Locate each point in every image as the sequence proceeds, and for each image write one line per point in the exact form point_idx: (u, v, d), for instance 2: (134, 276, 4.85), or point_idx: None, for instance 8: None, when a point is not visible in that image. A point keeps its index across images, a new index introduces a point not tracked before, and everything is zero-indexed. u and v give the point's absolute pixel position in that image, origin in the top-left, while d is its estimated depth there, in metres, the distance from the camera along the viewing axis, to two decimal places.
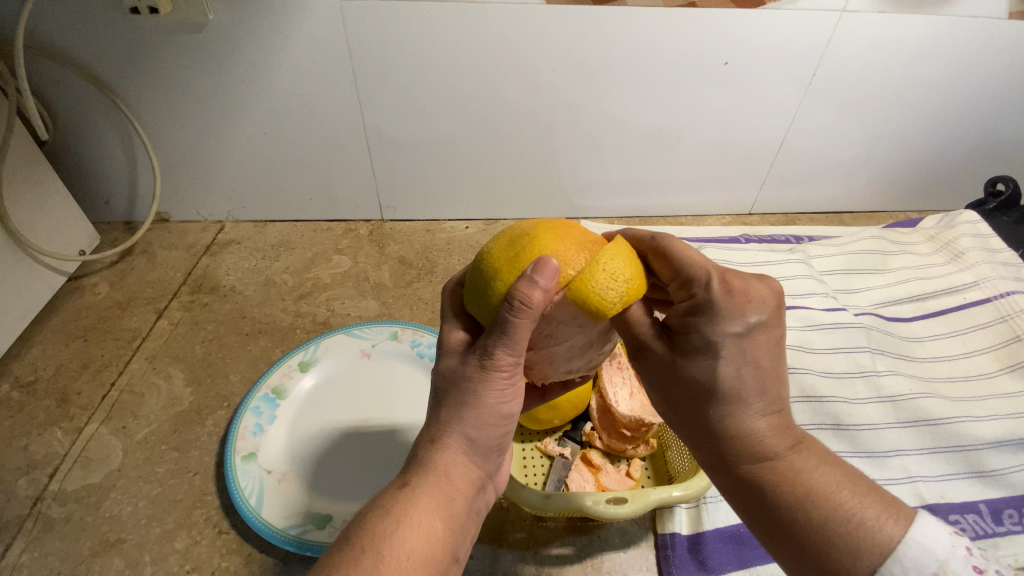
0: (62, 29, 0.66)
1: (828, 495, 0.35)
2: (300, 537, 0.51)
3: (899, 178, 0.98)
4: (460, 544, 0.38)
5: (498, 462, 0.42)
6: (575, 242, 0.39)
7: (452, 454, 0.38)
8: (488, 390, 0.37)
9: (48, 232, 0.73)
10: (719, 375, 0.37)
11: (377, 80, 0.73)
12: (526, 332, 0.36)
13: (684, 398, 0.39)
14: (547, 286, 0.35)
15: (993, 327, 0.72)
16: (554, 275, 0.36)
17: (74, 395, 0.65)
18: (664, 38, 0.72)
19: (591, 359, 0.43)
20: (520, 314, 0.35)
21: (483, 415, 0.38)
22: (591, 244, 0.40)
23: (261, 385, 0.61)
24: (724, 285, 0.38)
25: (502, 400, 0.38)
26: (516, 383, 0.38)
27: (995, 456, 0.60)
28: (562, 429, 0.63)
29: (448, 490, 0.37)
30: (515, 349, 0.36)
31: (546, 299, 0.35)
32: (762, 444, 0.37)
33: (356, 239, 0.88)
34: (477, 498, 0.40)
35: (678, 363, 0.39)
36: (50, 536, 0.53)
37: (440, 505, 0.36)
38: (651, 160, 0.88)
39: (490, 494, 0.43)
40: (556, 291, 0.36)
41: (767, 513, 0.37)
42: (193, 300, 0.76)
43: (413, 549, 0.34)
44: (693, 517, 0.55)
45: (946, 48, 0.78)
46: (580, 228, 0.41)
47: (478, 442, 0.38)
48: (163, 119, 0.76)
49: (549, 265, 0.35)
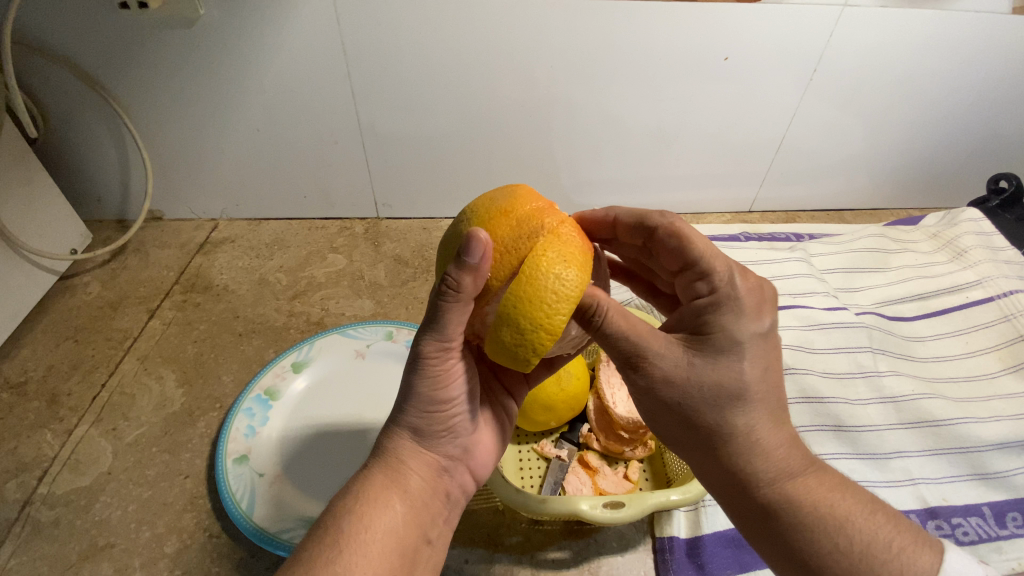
0: (50, 24, 0.65)
1: (850, 515, 0.36)
2: (282, 539, 0.50)
3: (900, 176, 0.97)
4: (429, 524, 0.39)
5: (458, 444, 0.43)
6: (501, 243, 0.36)
7: (400, 440, 0.41)
8: (418, 376, 0.39)
9: (39, 231, 0.72)
10: (744, 382, 0.37)
11: (373, 76, 0.72)
12: (449, 319, 0.36)
13: (701, 416, 0.37)
14: (477, 269, 0.34)
15: (996, 326, 0.71)
16: (485, 253, 0.34)
17: (64, 396, 0.64)
18: (660, 37, 0.71)
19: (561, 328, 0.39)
20: (451, 299, 0.35)
21: (419, 404, 0.40)
22: (521, 243, 0.36)
23: (252, 386, 0.61)
24: (745, 282, 0.40)
25: (434, 387, 0.39)
26: (451, 370, 0.40)
27: (998, 458, 0.60)
28: (559, 431, 0.62)
29: (401, 470, 0.40)
30: (442, 336, 0.37)
31: (476, 284, 0.34)
32: (780, 461, 0.37)
33: (351, 237, 0.87)
34: (438, 478, 0.41)
35: (700, 367, 0.37)
36: (38, 541, 0.52)
37: (395, 483, 0.39)
38: (650, 157, 0.87)
39: (462, 477, 0.44)
40: (484, 276, 0.35)
41: (789, 536, 0.36)
42: (186, 299, 0.75)
43: (372, 524, 0.36)
44: (692, 521, 0.54)
45: (948, 44, 0.77)
46: (522, 214, 0.37)
47: (419, 427, 0.41)
48: (155, 116, 0.75)
49: (474, 245, 0.33)
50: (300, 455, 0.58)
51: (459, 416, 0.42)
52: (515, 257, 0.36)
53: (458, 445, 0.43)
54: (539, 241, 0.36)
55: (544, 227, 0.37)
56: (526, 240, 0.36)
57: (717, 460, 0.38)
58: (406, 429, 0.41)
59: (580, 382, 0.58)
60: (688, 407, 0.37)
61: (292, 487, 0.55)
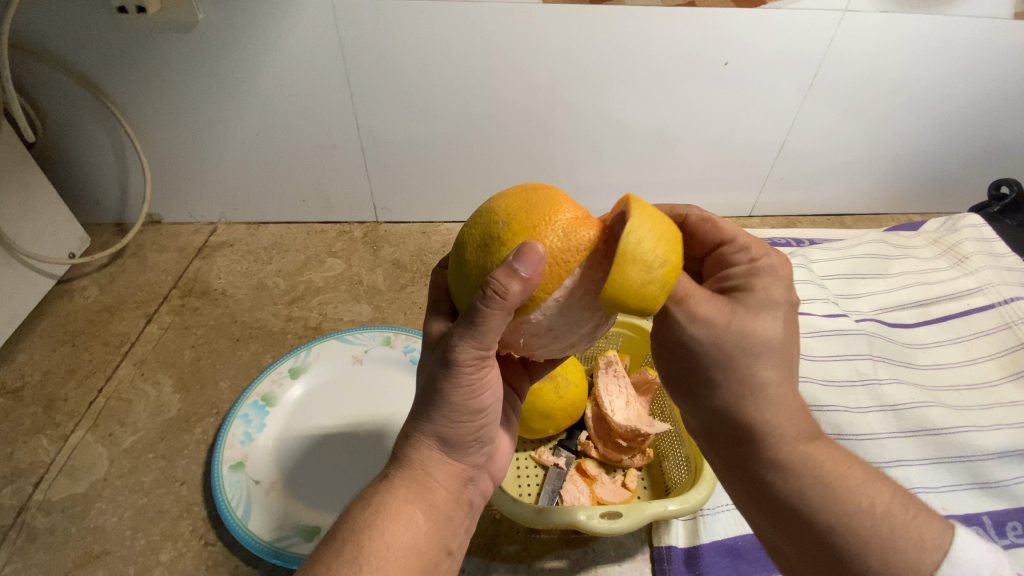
0: (50, 29, 0.65)
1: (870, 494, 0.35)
2: (287, 549, 0.50)
3: (901, 181, 0.96)
4: (449, 535, 0.39)
5: (483, 453, 0.43)
6: (555, 253, 0.34)
7: (425, 449, 0.39)
8: (455, 385, 0.37)
9: (36, 234, 0.72)
10: (778, 338, 0.36)
11: (371, 80, 0.71)
12: (490, 326, 0.34)
13: (728, 378, 0.37)
14: (528, 277, 0.32)
15: (997, 333, 0.71)
16: (538, 265, 0.32)
17: (60, 401, 0.63)
18: (664, 40, 0.71)
19: (590, 334, 0.38)
20: (494, 306, 0.33)
21: (453, 415, 0.39)
22: (570, 253, 0.35)
23: (249, 392, 0.60)
24: (780, 257, 0.40)
25: (466, 397, 0.38)
26: (484, 378, 0.39)
27: (1000, 466, 0.59)
28: (556, 438, 0.61)
29: (426, 482, 0.39)
30: (481, 346, 0.35)
31: (523, 291, 0.32)
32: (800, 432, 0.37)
33: (350, 242, 0.86)
34: (462, 488, 0.42)
35: (740, 317, 0.36)
36: (34, 547, 0.52)
37: (420, 496, 0.38)
38: (649, 161, 0.87)
39: (484, 485, 0.44)
40: (537, 282, 0.33)
41: (809, 507, 0.35)
42: (184, 304, 0.75)
43: (394, 539, 0.35)
44: (690, 530, 0.54)
45: (950, 49, 0.76)
46: (565, 221, 0.35)
47: (448, 440, 0.40)
48: (153, 120, 0.75)
49: (529, 258, 0.32)
50: (297, 451, 0.58)
51: (488, 424, 0.42)
52: (565, 268, 0.35)
53: (483, 454, 0.43)
54: (587, 250, 0.35)
55: (590, 235, 0.36)
56: (580, 250, 0.35)
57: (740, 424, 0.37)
58: (432, 437, 0.39)
59: (580, 390, 0.58)
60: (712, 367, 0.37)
61: (288, 492, 0.55)
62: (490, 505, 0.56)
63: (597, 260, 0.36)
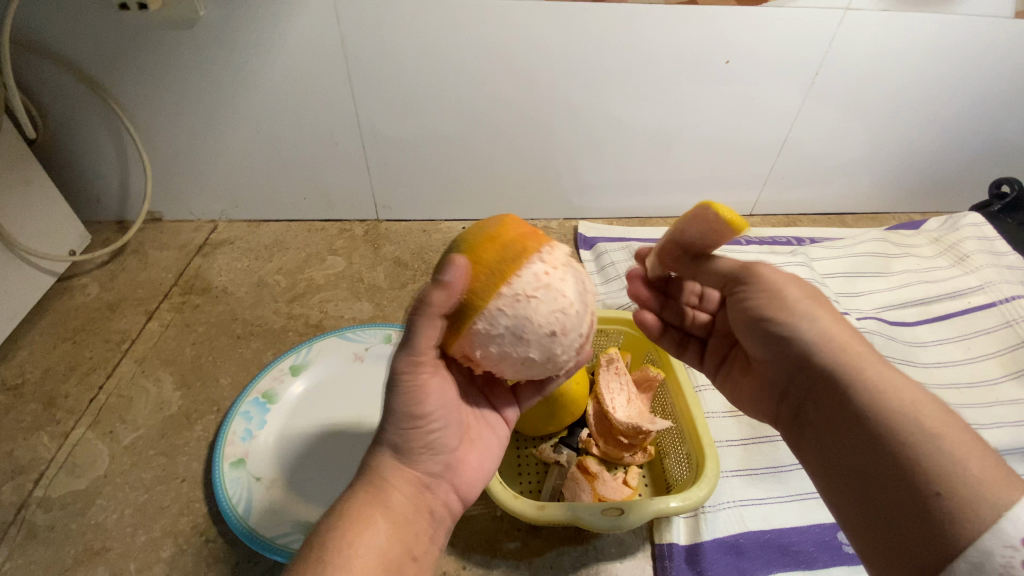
0: (52, 25, 0.65)
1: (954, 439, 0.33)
2: (280, 545, 0.49)
3: (902, 180, 0.96)
4: (410, 540, 0.38)
5: (441, 460, 0.42)
6: (493, 265, 0.37)
7: (380, 458, 0.41)
8: (397, 390, 0.39)
9: (37, 231, 0.71)
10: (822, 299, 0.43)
11: (374, 78, 0.71)
12: (421, 334, 0.37)
13: (793, 339, 0.41)
14: (451, 285, 0.35)
15: (998, 331, 0.72)
16: (459, 273, 0.35)
17: (61, 398, 0.63)
18: (666, 37, 0.71)
19: (545, 343, 0.39)
20: (418, 313, 0.36)
21: (396, 422, 0.40)
22: (507, 264, 0.37)
23: (251, 389, 0.60)
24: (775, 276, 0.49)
25: (407, 401, 0.39)
26: (427, 384, 0.40)
27: None
28: (558, 436, 0.61)
29: (380, 488, 0.39)
30: (413, 351, 0.38)
31: (446, 298, 0.35)
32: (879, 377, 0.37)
33: (351, 239, 0.86)
34: (420, 495, 0.40)
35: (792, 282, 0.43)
36: (34, 545, 0.52)
37: (376, 500, 0.38)
38: (650, 159, 0.87)
39: (449, 495, 0.42)
40: (464, 290, 0.36)
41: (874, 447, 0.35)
42: (185, 301, 0.75)
43: (358, 539, 0.35)
44: (691, 528, 0.54)
45: (951, 48, 0.77)
46: (509, 240, 0.38)
47: (399, 446, 0.41)
48: (154, 117, 0.74)
49: (453, 267, 0.35)
50: (296, 447, 0.58)
51: (439, 431, 0.41)
52: (502, 277, 0.37)
53: (440, 461, 0.42)
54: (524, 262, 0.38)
55: (527, 249, 0.39)
56: (516, 261, 0.38)
57: (813, 375, 0.40)
58: (388, 446, 0.41)
59: (580, 387, 0.58)
60: (786, 324, 0.42)
61: (291, 490, 0.55)
62: (492, 502, 0.56)
63: (536, 270, 0.38)
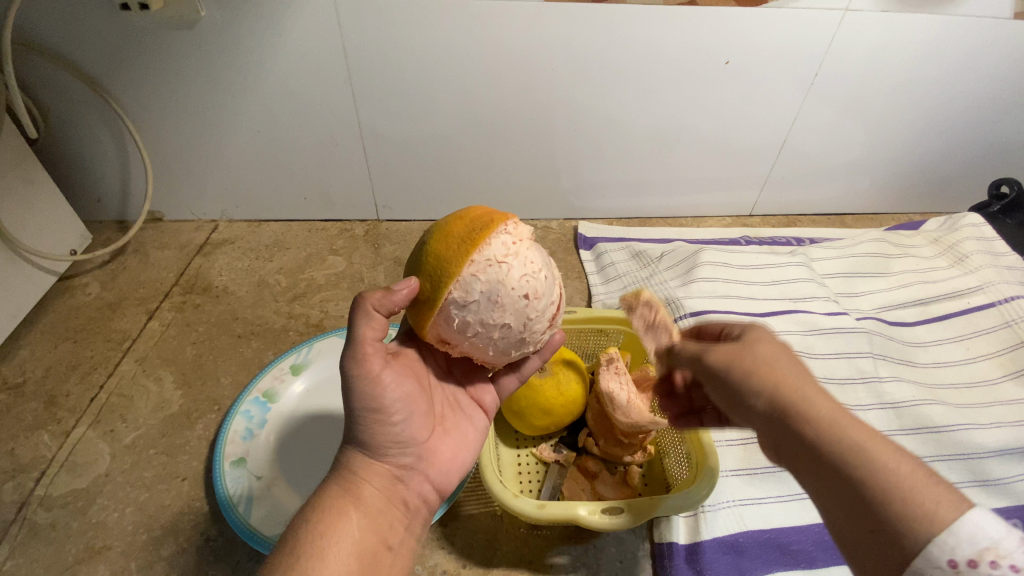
0: (53, 25, 0.65)
1: (899, 477, 0.30)
2: (274, 539, 0.50)
3: (901, 181, 0.97)
4: (386, 530, 0.39)
5: (412, 452, 0.43)
6: (459, 239, 0.38)
7: (351, 453, 0.41)
8: (357, 381, 0.40)
9: (38, 230, 0.72)
10: (766, 356, 0.37)
11: (375, 77, 0.71)
12: (365, 336, 0.40)
13: (743, 409, 0.37)
14: (399, 291, 0.38)
15: (997, 332, 0.72)
16: (407, 286, 0.39)
17: (62, 397, 0.63)
18: (667, 37, 0.71)
19: (519, 309, 0.38)
20: (364, 316, 0.40)
21: (363, 417, 0.40)
22: (473, 234, 0.38)
23: (252, 388, 0.60)
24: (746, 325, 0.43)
25: (367, 396, 0.40)
26: (382, 375, 0.41)
27: (1000, 464, 0.60)
28: (558, 435, 0.62)
29: (353, 481, 0.40)
30: (354, 344, 0.40)
31: (388, 304, 0.38)
32: (814, 409, 0.34)
33: (351, 240, 0.87)
34: (393, 487, 0.41)
35: (736, 350, 0.39)
36: (35, 543, 0.52)
37: (348, 494, 0.39)
38: (650, 159, 0.87)
39: (422, 486, 0.43)
40: (424, 282, 0.39)
41: (816, 488, 0.33)
42: (186, 301, 0.75)
43: (332, 531, 0.36)
44: (691, 527, 0.54)
45: (951, 49, 0.77)
46: (476, 216, 0.40)
47: (369, 441, 0.41)
48: (155, 116, 0.75)
49: (405, 281, 0.39)
50: (297, 446, 0.59)
51: (403, 423, 0.42)
52: (470, 246, 0.37)
53: (410, 453, 0.43)
54: (490, 230, 0.38)
55: (492, 220, 0.39)
56: (483, 229, 0.38)
57: (768, 437, 0.36)
58: (356, 441, 0.41)
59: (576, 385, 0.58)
60: (731, 390, 0.38)
61: (292, 489, 0.55)
62: (491, 501, 0.56)
63: (503, 239, 0.39)
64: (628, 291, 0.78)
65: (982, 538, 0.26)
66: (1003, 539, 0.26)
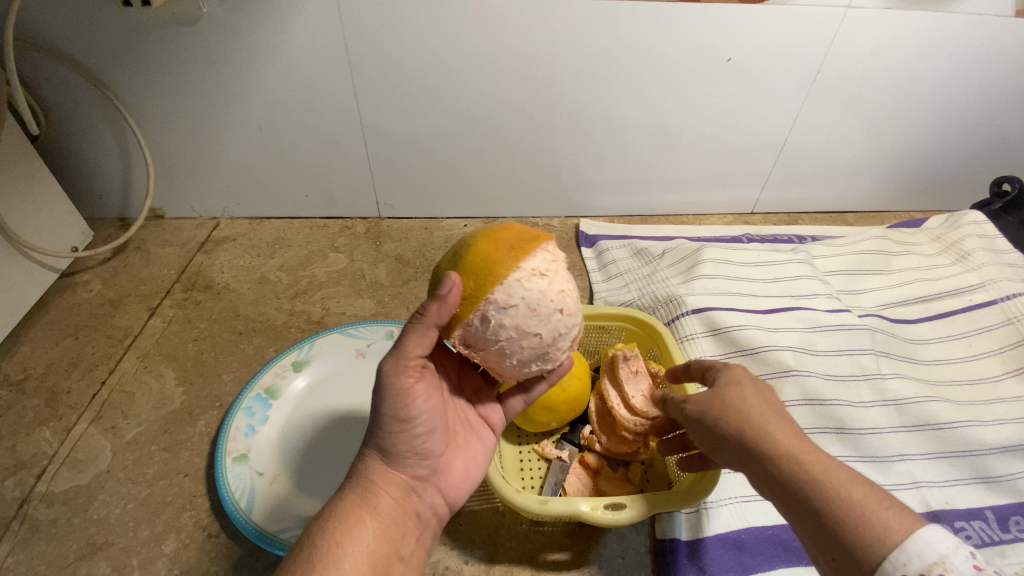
0: (55, 22, 0.65)
1: (857, 505, 0.33)
2: (275, 535, 0.50)
3: (903, 178, 0.96)
4: (399, 540, 0.39)
5: (427, 463, 0.43)
6: (508, 246, 0.38)
7: (368, 461, 0.42)
8: (387, 390, 0.40)
9: (40, 227, 0.72)
10: (739, 396, 0.41)
11: (376, 75, 0.71)
12: (412, 344, 0.39)
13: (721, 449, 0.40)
14: (447, 293, 0.36)
15: (999, 329, 0.71)
16: (452, 285, 0.36)
17: (63, 394, 0.63)
18: (669, 36, 0.71)
19: (554, 322, 0.38)
20: (417, 321, 0.38)
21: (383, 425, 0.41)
22: (522, 244, 0.39)
23: (253, 384, 0.60)
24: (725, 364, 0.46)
25: (393, 406, 0.40)
26: (414, 388, 0.41)
27: (1001, 461, 0.60)
28: (560, 432, 0.62)
29: (370, 489, 0.40)
30: (401, 353, 0.39)
31: (440, 310, 0.36)
32: (780, 447, 0.37)
33: (352, 237, 0.86)
34: (406, 498, 0.41)
35: (712, 393, 0.42)
36: (36, 539, 0.52)
37: (364, 502, 0.39)
38: (651, 156, 0.87)
39: (434, 498, 0.43)
40: (469, 283, 0.37)
41: (790, 519, 0.36)
42: (187, 298, 0.75)
43: (347, 539, 0.36)
44: (692, 523, 0.54)
45: (953, 46, 0.77)
46: (521, 230, 0.40)
47: (387, 450, 0.41)
48: (155, 113, 0.74)
49: (449, 278, 0.36)
50: (298, 443, 0.59)
51: (424, 435, 0.42)
52: (520, 254, 0.38)
53: (426, 465, 0.43)
54: (537, 244, 0.39)
55: (536, 236, 0.40)
56: (529, 242, 0.39)
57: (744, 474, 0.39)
58: (375, 449, 0.42)
59: (580, 382, 0.58)
60: (709, 432, 0.41)
61: (293, 485, 0.55)
62: (494, 498, 0.56)
63: (547, 251, 0.40)
64: (629, 289, 0.77)
65: (932, 553, 0.30)
66: (950, 554, 0.30)
